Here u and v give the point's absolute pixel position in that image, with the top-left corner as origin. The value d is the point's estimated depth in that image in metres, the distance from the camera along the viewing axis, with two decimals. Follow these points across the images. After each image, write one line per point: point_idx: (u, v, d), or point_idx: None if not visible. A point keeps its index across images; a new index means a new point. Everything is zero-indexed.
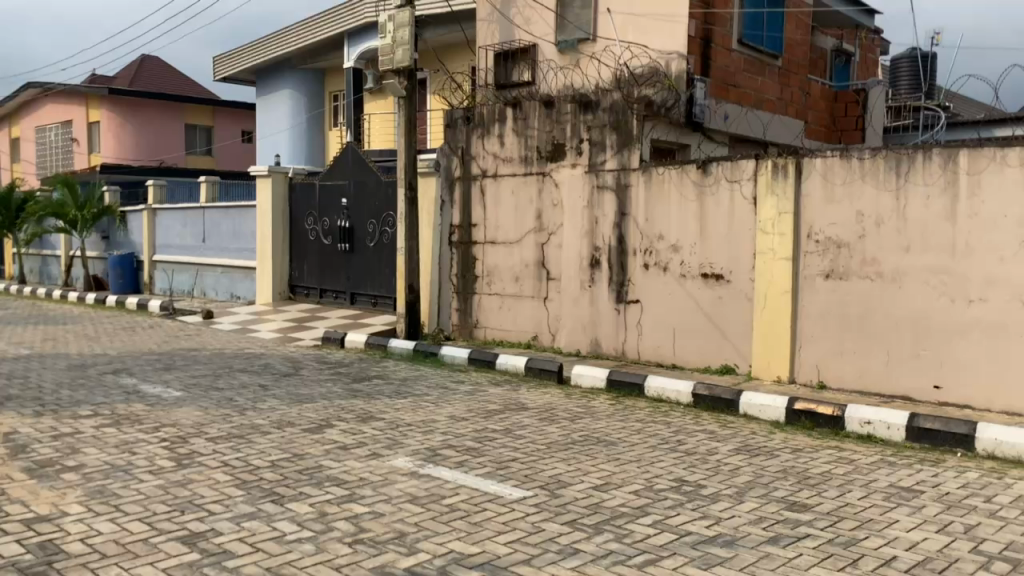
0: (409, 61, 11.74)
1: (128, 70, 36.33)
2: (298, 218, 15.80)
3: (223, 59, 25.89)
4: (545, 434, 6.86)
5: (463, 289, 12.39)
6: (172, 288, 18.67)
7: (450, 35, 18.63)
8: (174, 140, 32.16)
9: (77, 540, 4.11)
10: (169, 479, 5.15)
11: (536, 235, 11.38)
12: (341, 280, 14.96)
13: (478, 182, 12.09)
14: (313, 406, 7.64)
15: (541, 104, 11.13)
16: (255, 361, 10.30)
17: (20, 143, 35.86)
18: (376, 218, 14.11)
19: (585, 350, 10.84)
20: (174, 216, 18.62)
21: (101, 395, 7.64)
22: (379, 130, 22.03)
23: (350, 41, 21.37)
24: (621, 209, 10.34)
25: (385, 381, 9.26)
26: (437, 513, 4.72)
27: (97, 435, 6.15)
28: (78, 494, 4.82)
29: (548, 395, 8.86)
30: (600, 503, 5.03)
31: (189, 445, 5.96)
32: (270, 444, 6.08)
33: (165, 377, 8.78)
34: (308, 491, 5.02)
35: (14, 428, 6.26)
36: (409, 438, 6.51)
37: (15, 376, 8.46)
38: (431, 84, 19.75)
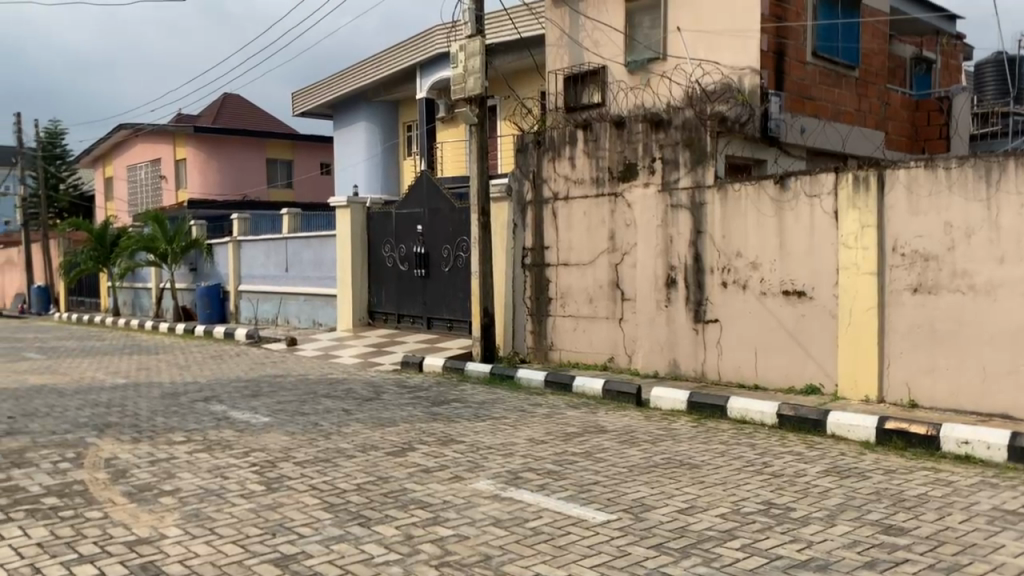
0: (480, 89, 11.92)
1: (210, 109, 37.85)
2: (375, 245, 16.12)
3: (300, 95, 26.79)
4: (626, 457, 6.80)
5: (538, 311, 12.41)
6: (258, 316, 19.26)
7: (519, 62, 18.92)
8: (256, 174, 33.35)
9: (176, 562, 4.26)
10: (260, 503, 5.29)
11: (609, 256, 11.33)
12: (418, 305, 15.17)
13: (551, 204, 12.13)
14: (395, 429, 7.75)
15: (612, 125, 11.14)
16: (338, 386, 10.51)
17: (113, 182, 37.65)
18: (450, 243, 14.29)
19: (662, 370, 10.70)
20: (258, 247, 19.24)
21: (193, 422, 7.92)
22: (452, 157, 22.48)
23: (422, 72, 21.92)
24: (696, 226, 10.23)
25: (464, 405, 9.32)
26: (522, 536, 4.71)
27: (191, 461, 6.37)
28: (176, 517, 4.99)
29: (627, 417, 8.77)
30: (686, 526, 4.94)
31: (278, 470, 6.11)
32: (356, 468, 6.19)
33: (253, 403, 9.04)
34: (394, 514, 5.09)
35: (115, 454, 6.53)
36: (489, 461, 6.54)
37: (114, 405, 8.84)
38: (501, 110, 20.04)
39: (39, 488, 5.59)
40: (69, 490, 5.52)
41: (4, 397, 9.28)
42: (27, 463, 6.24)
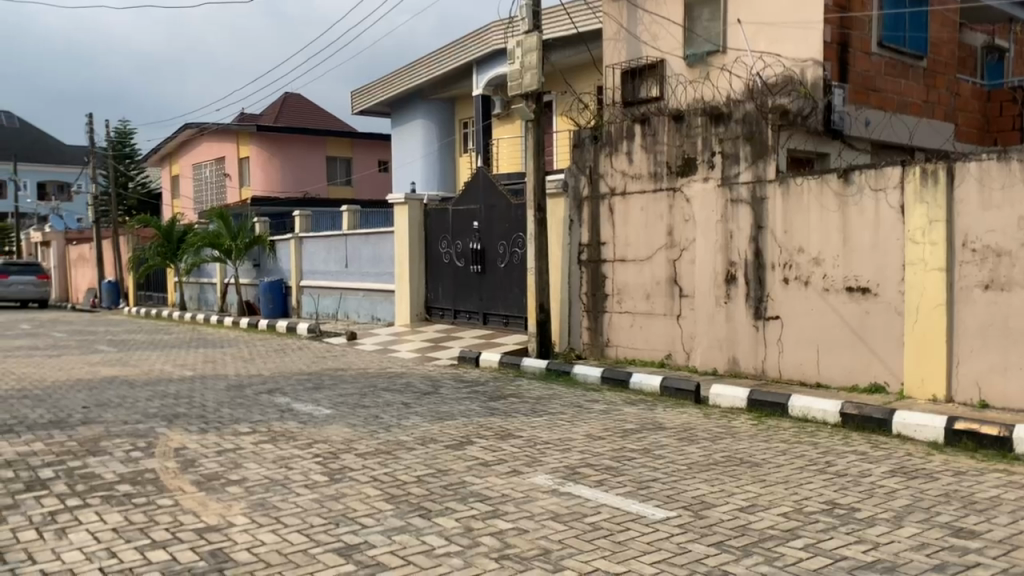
0: (537, 85, 11.92)
1: (272, 108, 38.63)
2: (432, 242, 16.27)
3: (359, 94, 27.18)
4: (685, 454, 6.74)
5: (594, 307, 12.37)
6: (319, 311, 19.61)
7: (576, 57, 18.89)
8: (316, 171, 33.93)
9: (244, 549, 4.37)
10: (324, 493, 5.39)
11: (667, 252, 11.24)
12: (474, 301, 15.26)
13: (607, 200, 12.07)
14: (453, 423, 7.81)
15: (670, 119, 11.04)
16: (397, 380, 10.66)
17: (179, 180, 38.70)
18: (506, 240, 14.33)
19: (722, 368, 10.56)
20: (318, 243, 19.57)
21: (258, 413, 8.11)
22: (508, 153, 22.44)
23: (479, 68, 22.03)
24: (757, 221, 10.07)
25: (521, 400, 9.35)
26: (581, 531, 4.71)
27: (257, 451, 6.53)
28: (242, 506, 5.12)
29: (685, 414, 8.69)
30: (748, 525, 4.88)
31: (340, 461, 6.23)
32: (415, 460, 6.27)
33: (315, 396, 9.21)
34: (454, 507, 5.14)
35: (184, 443, 6.73)
36: (547, 455, 6.55)
37: (183, 396, 9.10)
38: (557, 105, 20.01)
39: (114, 475, 5.79)
40: (141, 478, 5.71)
41: (79, 388, 9.63)
42: (102, 451, 6.47)
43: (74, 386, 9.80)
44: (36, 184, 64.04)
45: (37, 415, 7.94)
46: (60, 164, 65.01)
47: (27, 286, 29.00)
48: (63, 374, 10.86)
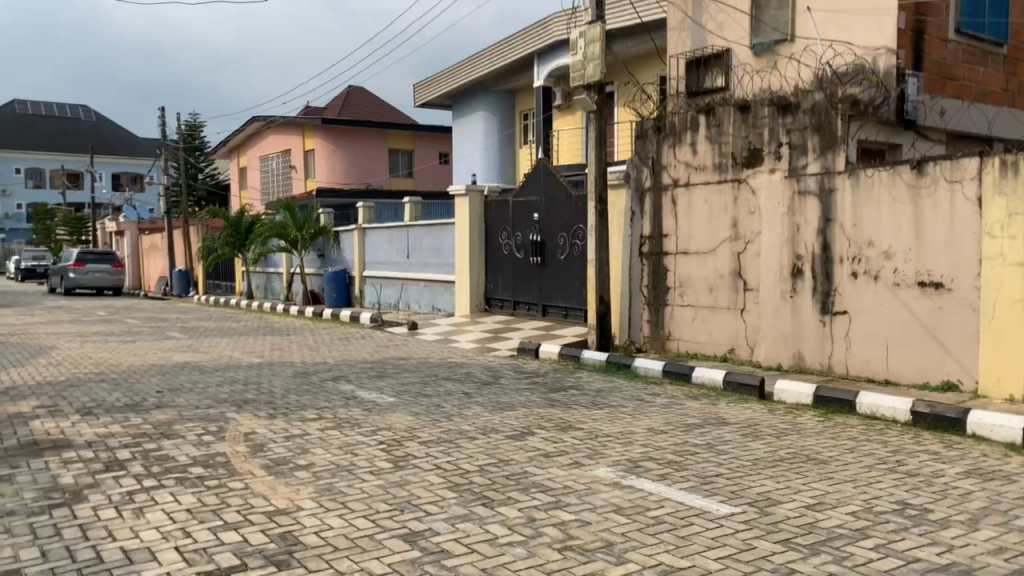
0: (600, 76, 11.83)
1: (336, 101, 39.25)
2: (492, 233, 16.32)
3: (421, 86, 27.41)
4: (749, 450, 6.64)
5: (655, 300, 12.26)
6: (381, 301, 19.91)
7: (639, 47, 18.69)
8: (378, 164, 34.38)
9: (312, 533, 4.47)
10: (389, 480, 5.48)
11: (731, 244, 11.06)
12: (533, 293, 15.27)
13: (670, 191, 11.93)
14: (514, 414, 7.84)
15: (736, 109, 10.85)
16: (458, 370, 10.74)
17: (247, 172, 39.61)
18: (567, 231, 14.28)
19: (787, 363, 10.37)
20: (381, 235, 19.82)
21: (323, 400, 8.27)
22: (568, 145, 22.37)
23: (540, 60, 21.97)
24: (825, 214, 9.84)
25: (581, 392, 9.33)
26: (644, 525, 4.69)
27: (324, 437, 6.66)
28: (310, 490, 5.23)
29: (749, 410, 8.56)
30: (815, 523, 4.78)
31: (404, 448, 6.31)
32: (477, 450, 6.32)
33: (378, 384, 9.37)
34: (516, 497, 5.16)
35: (253, 428, 6.91)
36: (609, 448, 6.52)
37: (252, 382, 9.35)
38: (619, 96, 19.86)
39: (187, 458, 5.98)
40: (213, 461, 5.88)
41: (153, 372, 9.97)
42: (175, 434, 6.69)
43: (149, 371, 10.15)
44: (111, 176, 66.42)
45: (115, 398, 8.24)
46: (133, 156, 67.22)
47: (102, 274, 30.06)
48: (138, 358, 11.26)
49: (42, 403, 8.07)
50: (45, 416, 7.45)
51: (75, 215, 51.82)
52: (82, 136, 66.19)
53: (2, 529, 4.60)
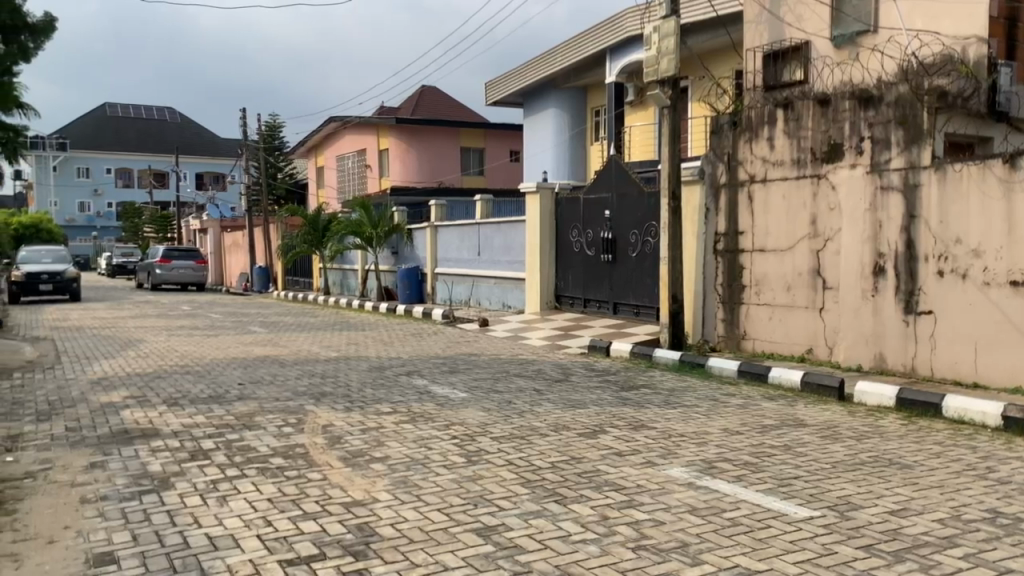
0: (674, 70, 11.67)
1: (410, 101, 39.83)
2: (564, 231, 16.28)
3: (493, 85, 27.58)
4: (829, 453, 6.46)
5: (730, 298, 12.05)
6: (452, 298, 20.11)
7: (714, 41, 18.40)
8: (450, 162, 34.77)
9: (388, 525, 4.54)
10: (462, 474, 5.53)
11: (810, 242, 10.79)
12: (604, 290, 15.18)
13: (746, 187, 11.71)
14: (586, 411, 7.82)
15: (816, 103, 10.57)
16: (529, 366, 10.78)
17: (323, 171, 40.48)
18: (639, 228, 14.14)
19: (867, 364, 10.06)
20: (453, 232, 19.98)
21: (397, 394, 8.39)
22: (639, 142, 22.12)
23: (612, 56, 21.82)
24: (910, 210, 9.50)
25: (653, 390, 9.24)
26: (720, 526, 4.62)
27: (398, 430, 6.77)
28: (386, 482, 5.33)
29: (828, 412, 8.34)
30: (899, 529, 4.63)
31: (476, 443, 6.36)
32: (549, 446, 6.32)
33: (451, 379, 9.48)
34: (589, 494, 5.15)
35: (330, 420, 7.07)
36: (683, 448, 6.43)
37: (329, 375, 9.57)
38: (693, 91, 19.61)
39: (267, 448, 6.15)
40: (293, 452, 6.04)
41: (236, 365, 10.30)
42: (256, 425, 6.89)
43: (231, 364, 10.47)
44: (195, 176, 68.95)
45: (199, 390, 8.54)
46: (216, 156, 69.52)
47: (187, 270, 31.17)
48: (221, 351, 11.65)
49: (132, 393, 8.42)
50: (135, 406, 7.77)
51: (161, 214, 53.89)
52: (168, 136, 68.68)
53: (97, 513, 4.81)
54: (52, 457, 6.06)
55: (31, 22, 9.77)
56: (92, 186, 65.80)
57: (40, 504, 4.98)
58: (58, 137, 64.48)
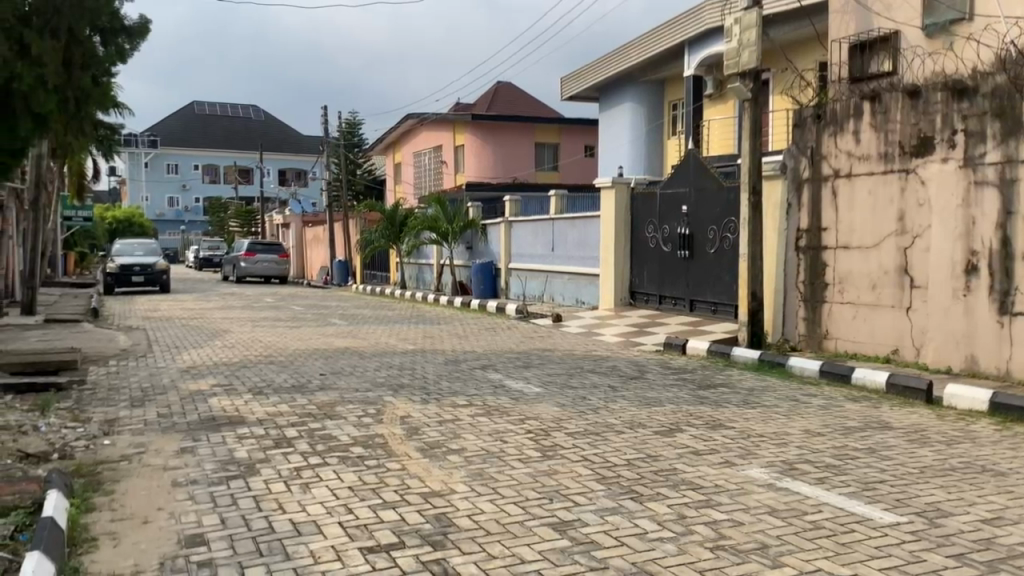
0: (756, 63, 11.41)
1: (486, 97, 40.09)
2: (639, 227, 16.14)
3: (568, 80, 27.53)
4: (917, 457, 6.24)
5: (812, 297, 11.75)
6: (526, 293, 20.17)
7: (798, 32, 17.98)
8: (525, 157, 34.90)
9: (465, 516, 4.60)
10: (537, 468, 5.55)
11: (897, 239, 10.42)
12: (680, 287, 14.99)
13: (830, 182, 11.39)
14: (662, 409, 7.74)
15: (905, 95, 10.19)
16: (603, 363, 10.75)
17: (401, 168, 41.11)
18: (717, 224, 13.91)
19: (958, 366, 9.67)
20: (527, 228, 20.01)
21: (472, 387, 8.48)
22: (719, 135, 21.63)
23: (691, 49, 21.53)
24: (1006, 206, 9.06)
25: (731, 390, 9.08)
26: (800, 529, 4.51)
27: (474, 423, 6.84)
28: (462, 474, 5.39)
29: (915, 415, 8.05)
30: (993, 538, 4.44)
31: (551, 438, 6.38)
32: (625, 444, 6.29)
33: (525, 373, 9.53)
34: (666, 493, 5.10)
35: (408, 412, 7.19)
36: (763, 449, 6.32)
37: (406, 368, 9.73)
38: (775, 84, 19.21)
39: (348, 438, 6.30)
40: (372, 442, 6.17)
41: (317, 356, 10.58)
42: (337, 415, 7.05)
43: (312, 355, 10.76)
44: (278, 172, 70.99)
45: (283, 379, 8.82)
46: (298, 153, 71.40)
47: (270, 264, 32.10)
48: (303, 343, 11.98)
49: (220, 382, 8.74)
50: (222, 394, 8.06)
51: (246, 209, 55.68)
52: (253, 133, 70.81)
53: (187, 496, 5.02)
54: (145, 441, 6.34)
55: (128, 25, 10.19)
56: (181, 182, 68.36)
57: (135, 486, 5.22)
58: (151, 134, 67.26)
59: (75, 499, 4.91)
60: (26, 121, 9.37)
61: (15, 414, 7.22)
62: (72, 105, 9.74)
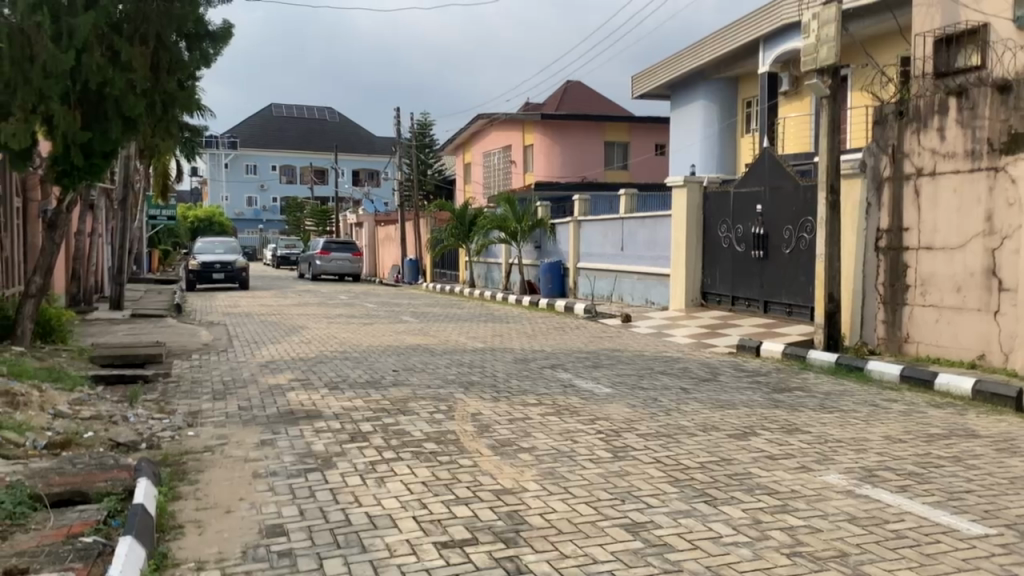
0: (834, 59, 11.10)
1: (556, 96, 40.07)
2: (712, 226, 15.90)
3: (639, 78, 27.28)
4: (1006, 467, 5.98)
5: (892, 299, 11.39)
6: (595, 293, 20.09)
7: (879, 26, 17.44)
8: (595, 156, 34.79)
9: (537, 514, 4.62)
10: (608, 469, 5.54)
11: (984, 239, 10.02)
12: (754, 288, 14.72)
13: (912, 181, 11.05)
14: (735, 412, 7.62)
15: (994, 90, 9.78)
16: (675, 364, 10.64)
17: (471, 167, 41.43)
18: (793, 224, 13.60)
19: None
20: (597, 227, 19.92)
21: (542, 386, 8.50)
22: (794, 133, 21.29)
23: (766, 45, 21.09)
24: None
25: (808, 393, 8.88)
26: (882, 538, 4.39)
27: (544, 422, 6.86)
28: (533, 472, 5.42)
29: (1003, 422, 7.72)
30: None
31: (623, 439, 6.35)
32: (698, 446, 6.22)
33: (596, 374, 9.50)
34: (741, 497, 5.02)
35: (479, 409, 7.26)
36: (841, 454, 6.16)
37: (476, 365, 9.81)
38: (854, 80, 18.71)
39: (421, 433, 6.39)
40: (445, 438, 6.25)
41: (390, 352, 10.77)
42: (409, 411, 7.17)
43: (385, 351, 10.96)
44: (352, 172, 72.36)
45: (357, 375, 9.00)
46: (371, 153, 72.65)
47: (344, 262, 32.76)
48: (376, 339, 12.21)
49: (297, 376, 8.97)
50: (299, 389, 8.27)
51: (321, 209, 57.05)
52: (327, 134, 72.31)
53: (267, 487, 5.17)
54: (227, 433, 6.56)
55: (212, 31, 10.53)
56: (259, 182, 70.28)
57: (218, 476, 5.40)
58: (230, 135, 69.30)
59: (162, 487, 5.12)
60: (116, 122, 9.68)
61: (106, 403, 7.56)
62: (160, 108, 10.15)
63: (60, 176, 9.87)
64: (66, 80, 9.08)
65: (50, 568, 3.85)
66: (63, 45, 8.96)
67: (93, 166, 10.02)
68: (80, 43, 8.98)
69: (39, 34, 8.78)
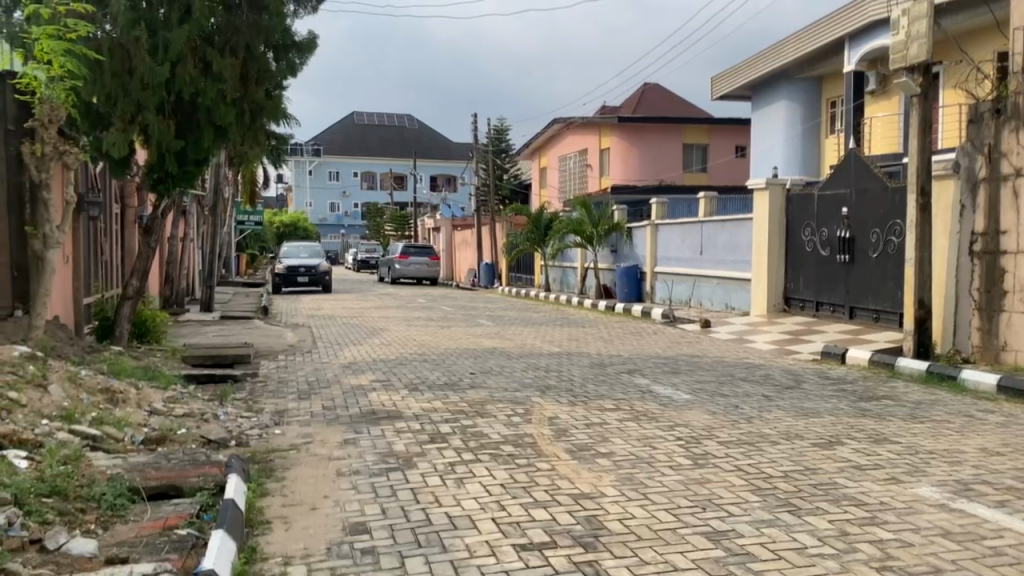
0: (925, 55, 10.71)
1: (632, 99, 39.81)
2: (795, 230, 15.52)
3: (718, 80, 26.88)
4: None
5: (987, 305, 10.88)
6: (672, 297, 19.85)
7: (974, 21, 16.78)
8: (673, 159, 34.44)
9: (616, 520, 4.60)
10: (688, 476, 5.47)
11: None
12: (840, 293, 14.28)
13: (1010, 182, 10.54)
14: (820, 421, 7.42)
15: None
16: (756, 371, 10.42)
17: (546, 172, 41.45)
18: (881, 227, 13.16)
19: None
20: (675, 231, 19.68)
21: (620, 392, 8.45)
22: (882, 134, 20.61)
23: (852, 43, 20.51)
24: None
25: (898, 403, 8.58)
26: (979, 554, 4.20)
27: (622, 427, 6.82)
28: (612, 478, 5.39)
29: None
30: None
31: (702, 446, 6.26)
32: (781, 455, 6.08)
33: (675, 379, 9.39)
34: (827, 507, 4.89)
35: (556, 413, 7.27)
36: (933, 466, 5.93)
37: (553, 369, 9.82)
38: (947, 78, 18.03)
39: (499, 436, 6.43)
40: (523, 441, 6.28)
41: (467, 355, 10.89)
42: (487, 414, 7.22)
43: (462, 354, 11.09)
44: (430, 177, 73.39)
45: (436, 377, 9.13)
46: (449, 158, 73.59)
47: (421, 266, 33.24)
48: (453, 342, 12.36)
49: (378, 378, 9.16)
50: (380, 390, 8.44)
51: (402, 215, 58.17)
52: (406, 141, 73.53)
53: (350, 485, 5.29)
54: (312, 432, 6.73)
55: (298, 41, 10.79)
56: (341, 189, 71.99)
57: (303, 474, 5.56)
58: (313, 143, 71.17)
59: (251, 483, 5.30)
60: (208, 131, 10.07)
61: (199, 402, 7.86)
62: (249, 117, 10.48)
63: (156, 185, 10.35)
64: (162, 91, 9.53)
65: (148, 558, 4.03)
66: (160, 58, 9.41)
67: (186, 173, 10.45)
68: (175, 56, 9.44)
69: (137, 48, 9.22)
